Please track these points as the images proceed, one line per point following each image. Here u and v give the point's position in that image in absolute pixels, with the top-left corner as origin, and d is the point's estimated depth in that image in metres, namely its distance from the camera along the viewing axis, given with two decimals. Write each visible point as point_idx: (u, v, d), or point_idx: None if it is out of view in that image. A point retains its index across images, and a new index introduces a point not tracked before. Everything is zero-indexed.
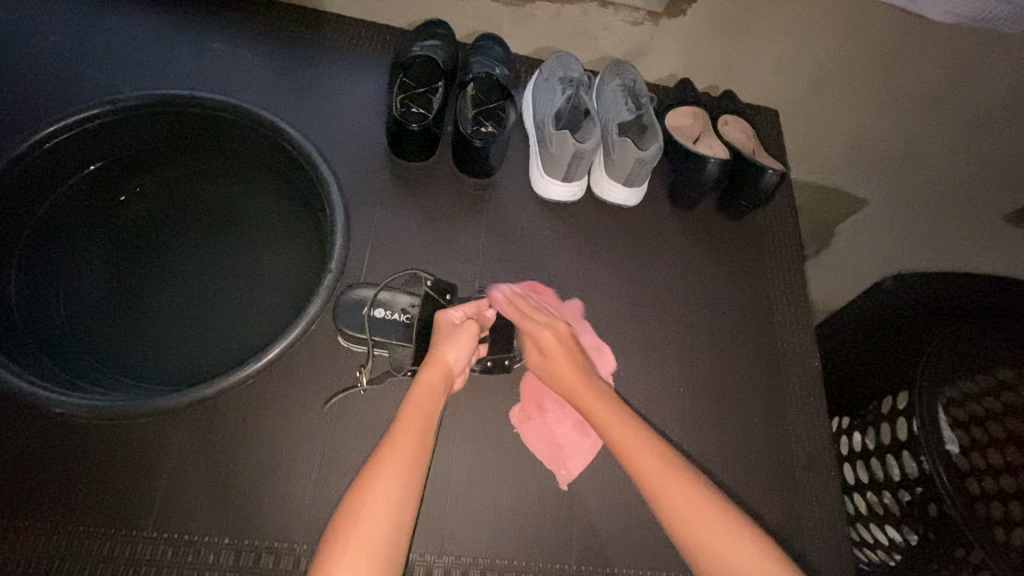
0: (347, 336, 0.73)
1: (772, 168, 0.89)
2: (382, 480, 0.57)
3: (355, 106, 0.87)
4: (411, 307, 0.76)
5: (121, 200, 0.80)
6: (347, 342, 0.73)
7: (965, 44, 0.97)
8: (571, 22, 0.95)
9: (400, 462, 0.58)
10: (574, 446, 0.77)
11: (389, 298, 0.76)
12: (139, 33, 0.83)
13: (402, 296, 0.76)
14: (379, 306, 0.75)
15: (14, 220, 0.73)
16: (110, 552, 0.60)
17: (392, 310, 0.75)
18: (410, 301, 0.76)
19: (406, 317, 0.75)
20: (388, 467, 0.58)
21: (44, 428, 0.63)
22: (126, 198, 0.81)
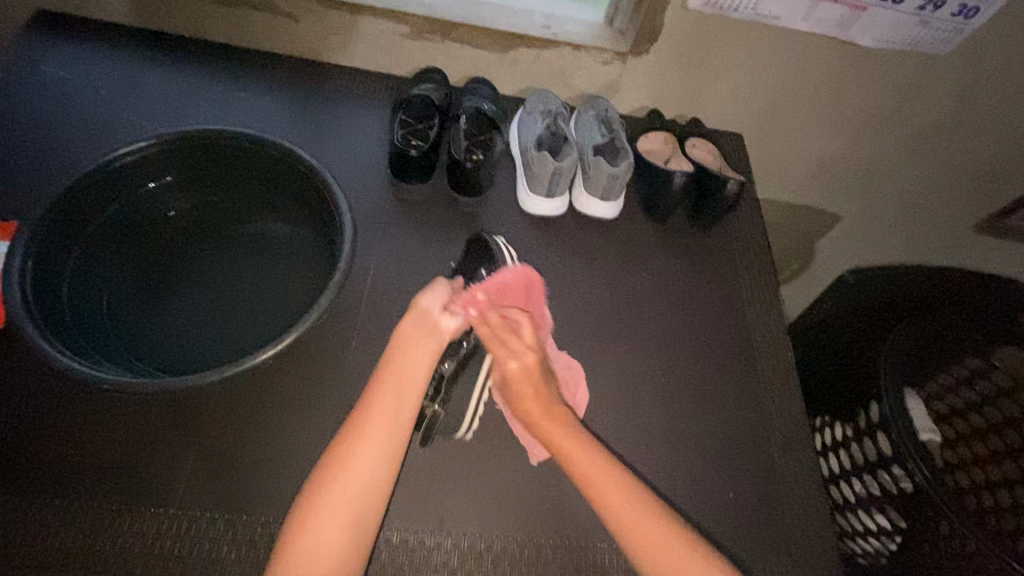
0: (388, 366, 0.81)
1: (732, 179, 0.99)
2: (365, 438, 0.67)
3: (362, 137, 1.00)
4: None
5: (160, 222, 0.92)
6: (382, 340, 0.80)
7: (900, 69, 1.09)
8: (548, 64, 1.09)
9: (383, 422, 0.69)
10: None
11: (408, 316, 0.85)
12: (177, 84, 0.97)
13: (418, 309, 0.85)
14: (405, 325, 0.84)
15: (68, 237, 0.83)
16: (139, 526, 0.66)
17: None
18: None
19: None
20: (371, 425, 0.68)
21: (84, 414, 0.71)
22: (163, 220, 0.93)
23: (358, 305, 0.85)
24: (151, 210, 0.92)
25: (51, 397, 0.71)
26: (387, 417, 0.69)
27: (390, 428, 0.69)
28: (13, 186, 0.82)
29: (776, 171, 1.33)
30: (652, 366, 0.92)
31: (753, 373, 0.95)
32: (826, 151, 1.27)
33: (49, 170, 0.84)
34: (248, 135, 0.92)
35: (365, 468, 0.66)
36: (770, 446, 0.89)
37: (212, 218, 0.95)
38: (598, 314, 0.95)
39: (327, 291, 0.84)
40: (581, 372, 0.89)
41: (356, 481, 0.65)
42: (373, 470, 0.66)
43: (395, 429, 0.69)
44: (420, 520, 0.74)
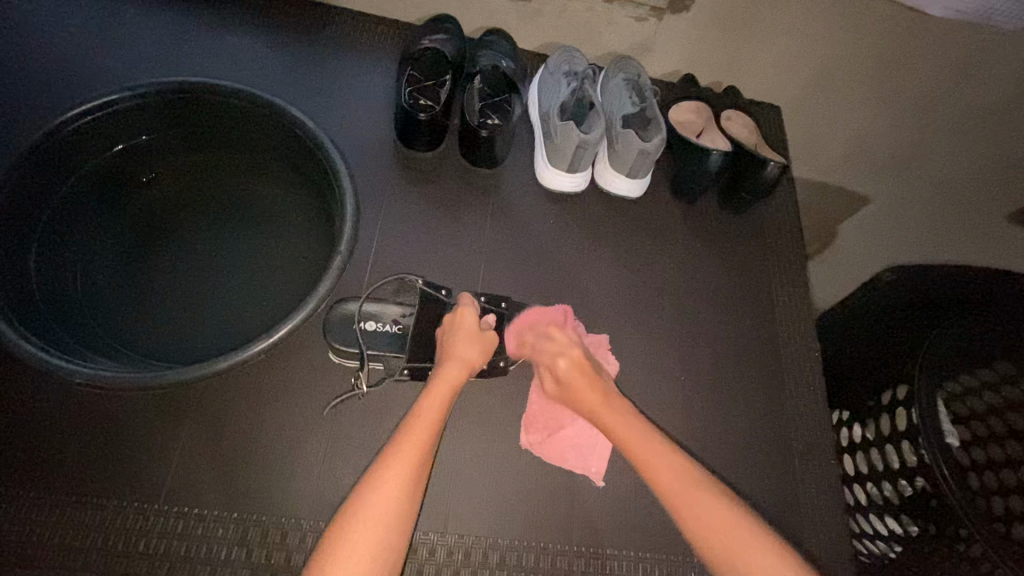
0: (339, 350, 0.73)
1: (773, 162, 0.92)
2: (387, 483, 0.59)
3: (366, 95, 0.90)
4: (402, 317, 0.77)
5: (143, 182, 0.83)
6: (338, 357, 0.73)
7: (964, 43, 0.98)
8: (576, 18, 0.97)
9: (404, 465, 0.60)
10: (590, 444, 0.78)
11: (380, 310, 0.77)
12: (155, 24, 0.85)
13: (391, 307, 0.77)
14: (370, 319, 0.76)
15: (37, 200, 0.75)
16: (124, 522, 0.62)
17: (383, 322, 0.76)
18: (399, 313, 0.78)
19: (398, 329, 0.77)
20: (393, 470, 0.60)
21: (61, 399, 0.65)
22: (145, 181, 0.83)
23: (359, 286, 0.78)
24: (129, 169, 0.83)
25: (26, 382, 0.65)
26: (409, 462, 0.61)
27: (415, 477, 0.60)
28: None
29: (810, 145, 1.22)
30: (671, 361, 0.86)
31: (777, 371, 0.89)
32: (869, 128, 1.16)
33: (13, 121, 0.75)
34: (241, 92, 0.82)
35: (385, 515, 0.57)
36: (790, 449, 0.85)
37: (192, 183, 0.85)
38: (617, 303, 0.89)
39: (329, 272, 0.77)
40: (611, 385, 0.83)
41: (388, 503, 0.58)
42: (393, 518, 0.58)
43: (420, 475, 0.61)
44: (424, 518, 0.71)
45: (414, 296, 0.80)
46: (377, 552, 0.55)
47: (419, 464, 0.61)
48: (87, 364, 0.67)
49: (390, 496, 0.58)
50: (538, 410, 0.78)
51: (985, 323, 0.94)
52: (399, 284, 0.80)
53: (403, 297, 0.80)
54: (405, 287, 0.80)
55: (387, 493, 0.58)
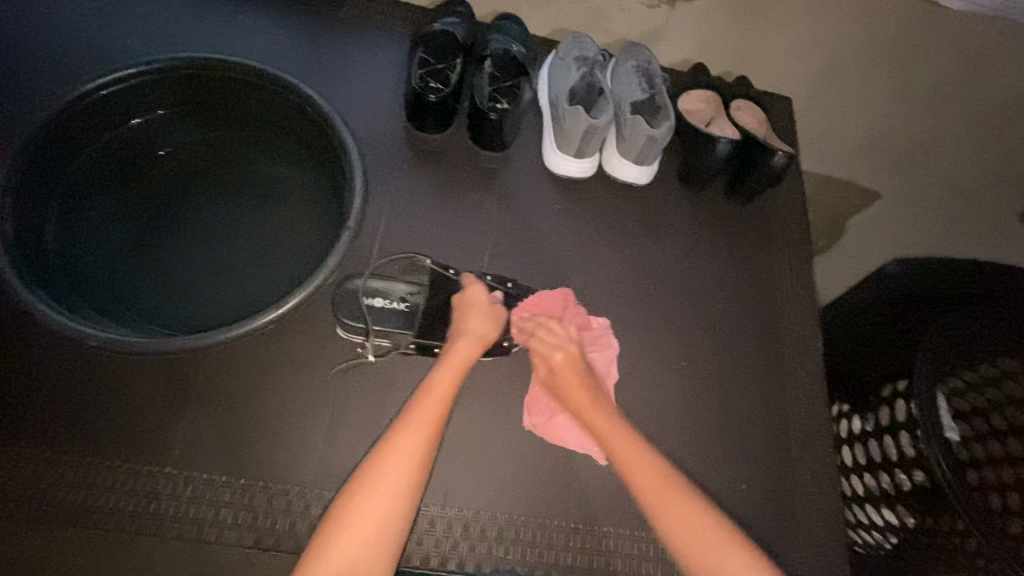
0: (345, 325, 0.74)
1: (780, 150, 0.91)
2: (399, 453, 0.61)
3: (376, 75, 0.91)
4: (409, 295, 0.78)
5: (157, 156, 0.85)
6: (345, 333, 0.74)
7: (978, 38, 0.97)
8: (588, 3, 0.98)
9: (417, 436, 0.62)
10: None
11: (387, 287, 0.78)
12: (171, 2, 0.87)
13: (399, 285, 0.78)
14: (378, 296, 0.77)
15: (53, 171, 0.77)
16: (135, 484, 0.64)
17: (390, 298, 0.77)
18: (407, 290, 0.78)
19: (404, 306, 0.77)
20: (407, 440, 0.62)
21: (76, 363, 0.67)
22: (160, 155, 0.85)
23: (365, 265, 0.79)
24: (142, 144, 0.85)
25: (40, 348, 0.67)
26: (420, 432, 0.63)
27: (427, 447, 0.62)
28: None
29: (820, 138, 1.21)
30: (671, 347, 0.87)
31: (777, 362, 0.90)
32: (879, 121, 1.15)
33: (32, 93, 0.77)
34: (261, 71, 0.83)
35: (397, 484, 0.60)
36: (788, 438, 0.86)
37: (204, 158, 0.86)
38: (620, 288, 0.89)
39: (336, 250, 0.78)
40: (613, 368, 0.84)
41: (399, 471, 0.60)
42: (405, 487, 0.60)
43: (432, 445, 0.63)
44: (425, 492, 0.72)
45: (423, 275, 0.81)
46: (390, 517, 0.58)
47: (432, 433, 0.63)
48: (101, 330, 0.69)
49: (404, 465, 0.61)
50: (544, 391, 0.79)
51: (990, 319, 0.93)
52: (408, 263, 0.81)
53: (412, 276, 0.80)
54: (416, 267, 0.81)
55: (401, 463, 0.60)
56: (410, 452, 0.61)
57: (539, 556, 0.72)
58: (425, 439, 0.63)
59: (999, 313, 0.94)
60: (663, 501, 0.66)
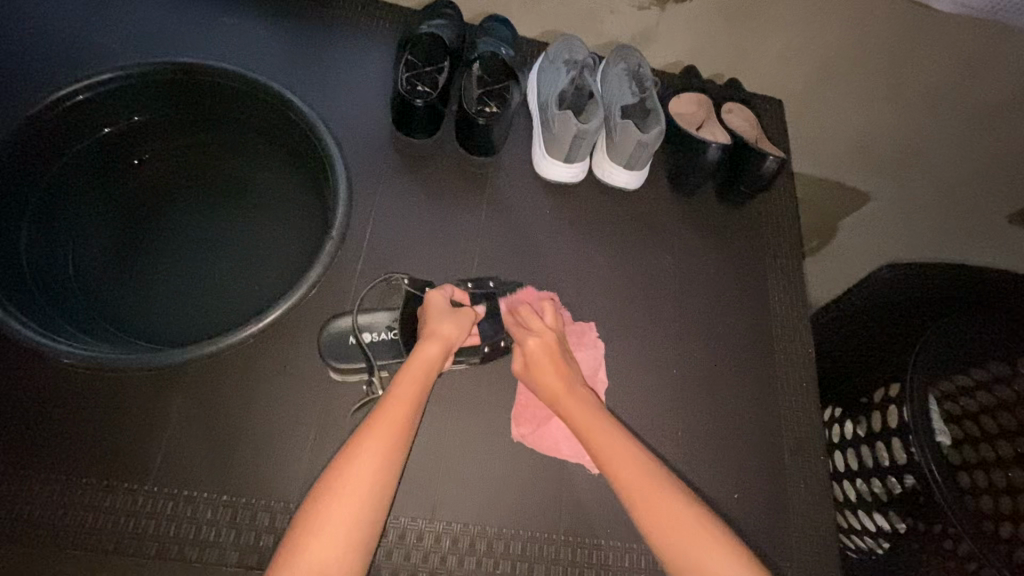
0: (340, 370, 0.71)
1: (773, 154, 0.90)
2: (371, 450, 0.59)
3: (362, 79, 0.89)
4: (395, 322, 0.76)
5: (136, 163, 0.83)
6: (341, 376, 0.72)
7: (970, 40, 0.97)
8: (577, 5, 0.97)
9: (386, 434, 0.61)
10: None
11: (371, 320, 0.75)
12: (150, 4, 0.84)
13: (381, 314, 0.76)
14: (365, 330, 0.74)
15: (27, 179, 0.74)
16: (113, 503, 0.62)
17: (377, 331, 0.75)
18: (391, 318, 0.76)
19: (394, 334, 0.75)
20: (376, 439, 0.60)
21: (52, 377, 0.65)
22: (139, 162, 0.83)
23: (351, 273, 0.78)
24: (119, 149, 0.82)
25: (13, 364, 0.65)
26: (385, 440, 0.60)
27: (395, 449, 0.60)
28: None
29: (812, 140, 1.20)
30: (663, 354, 0.86)
31: (770, 367, 0.89)
32: (870, 124, 1.14)
33: (4, 98, 0.74)
34: (245, 77, 0.81)
35: (367, 484, 0.58)
36: (779, 445, 0.85)
37: (185, 165, 0.85)
38: (611, 295, 0.88)
39: (321, 258, 0.77)
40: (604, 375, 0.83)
41: (366, 480, 0.58)
42: (377, 486, 0.58)
43: (402, 447, 0.61)
44: (411, 505, 0.71)
45: (401, 297, 0.78)
46: (354, 520, 0.56)
47: (395, 440, 0.61)
48: (78, 344, 0.67)
49: (373, 463, 0.59)
50: (530, 401, 0.78)
51: (982, 324, 0.92)
52: (385, 288, 0.78)
53: (392, 300, 0.78)
54: (393, 289, 0.78)
55: (370, 461, 0.59)
56: (378, 460, 0.59)
57: (528, 568, 0.71)
58: (394, 445, 0.60)
59: (996, 317, 0.94)
60: (646, 495, 0.63)
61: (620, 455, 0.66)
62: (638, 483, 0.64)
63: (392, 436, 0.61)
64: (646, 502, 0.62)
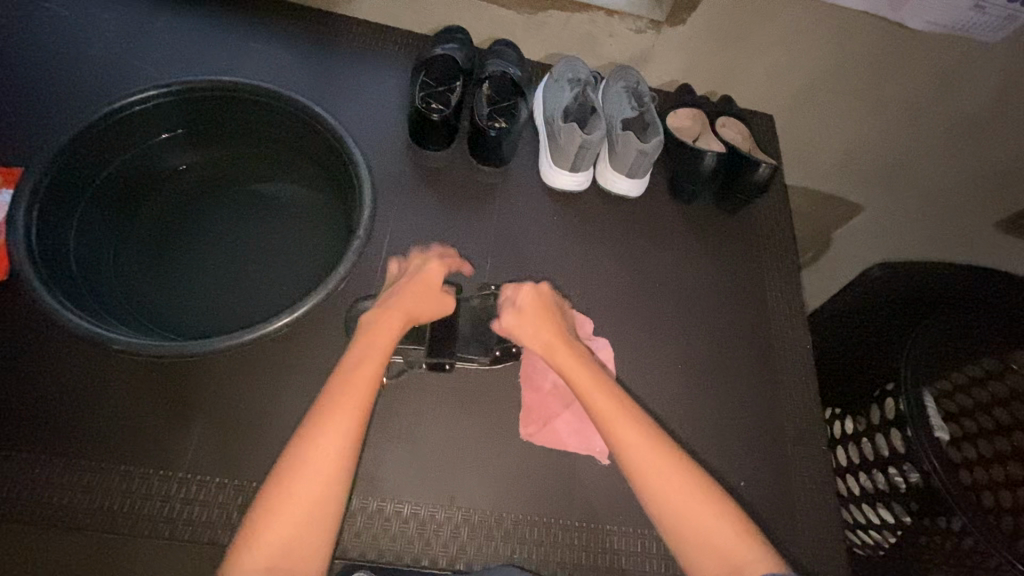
0: None
1: (763, 162, 0.96)
2: (333, 428, 0.61)
3: (383, 97, 0.96)
4: None
5: (180, 167, 0.89)
6: None
7: (946, 54, 1.04)
8: (578, 29, 1.05)
9: (351, 408, 0.62)
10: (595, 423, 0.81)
11: None
12: (187, 31, 0.93)
13: None
14: None
15: (76, 185, 0.81)
16: (148, 488, 0.65)
17: None
18: None
19: (412, 323, 0.80)
20: (340, 415, 0.61)
21: (96, 367, 0.70)
22: (183, 166, 0.89)
23: (372, 273, 0.83)
24: (163, 157, 0.88)
25: (63, 354, 0.70)
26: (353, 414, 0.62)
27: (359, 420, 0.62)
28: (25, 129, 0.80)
29: (803, 153, 1.26)
30: (666, 351, 0.90)
31: (770, 363, 0.93)
32: (858, 134, 1.20)
33: (61, 114, 0.82)
34: (280, 95, 0.88)
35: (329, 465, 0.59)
36: (782, 437, 0.88)
37: (223, 173, 0.90)
38: (616, 295, 0.93)
39: (345, 257, 0.82)
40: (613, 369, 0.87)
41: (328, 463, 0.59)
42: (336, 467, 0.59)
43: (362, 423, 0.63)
44: (430, 493, 0.74)
45: None
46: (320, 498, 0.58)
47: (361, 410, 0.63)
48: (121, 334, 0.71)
49: (336, 438, 0.60)
50: (538, 404, 0.81)
51: (979, 321, 0.95)
52: None
53: None
54: None
55: (332, 438, 0.60)
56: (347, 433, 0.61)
57: (543, 554, 0.73)
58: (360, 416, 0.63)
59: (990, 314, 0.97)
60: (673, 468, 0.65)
61: (615, 417, 0.68)
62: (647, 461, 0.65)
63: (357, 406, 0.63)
64: (658, 483, 0.64)
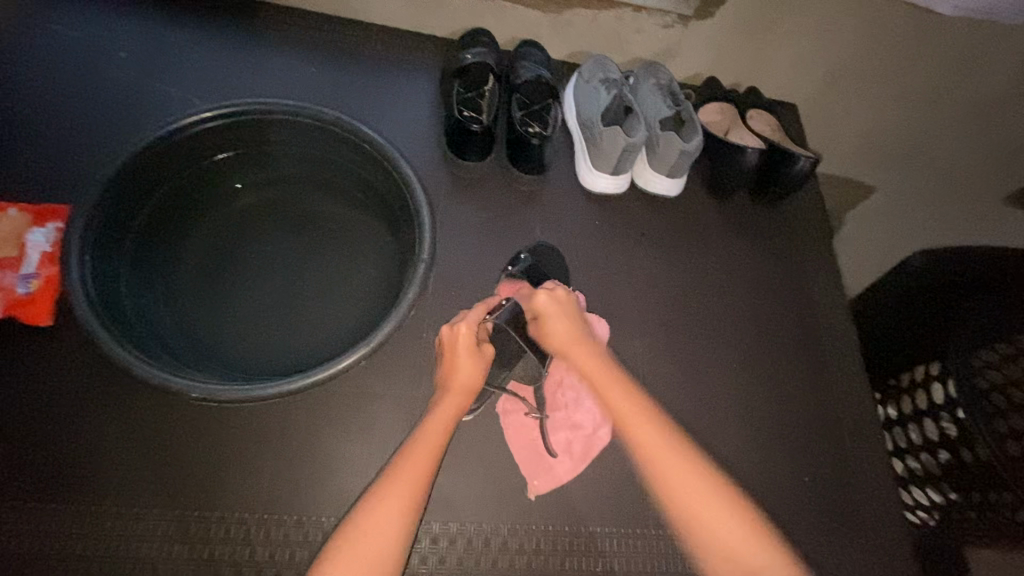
0: None
1: (804, 156, 0.96)
2: (389, 499, 0.58)
3: (418, 107, 0.93)
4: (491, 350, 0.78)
5: (236, 189, 0.89)
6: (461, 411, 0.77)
7: (968, 37, 1.03)
8: (605, 26, 1.02)
9: (406, 490, 0.59)
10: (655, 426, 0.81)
11: None
12: (204, 47, 0.88)
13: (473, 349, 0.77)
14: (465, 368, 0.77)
15: (122, 220, 0.79)
16: (228, 532, 0.64)
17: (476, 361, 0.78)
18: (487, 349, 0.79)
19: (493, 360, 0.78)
20: (391, 501, 0.58)
21: (161, 410, 0.68)
22: (237, 188, 0.89)
23: (427, 291, 0.81)
24: (213, 181, 0.88)
25: (133, 397, 0.68)
26: (405, 498, 0.58)
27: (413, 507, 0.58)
28: (55, 167, 0.77)
29: (824, 139, 1.26)
30: (719, 350, 0.91)
31: (817, 354, 0.94)
32: (878, 119, 1.21)
33: (94, 147, 0.79)
34: (326, 117, 0.85)
35: (384, 535, 0.56)
36: (839, 429, 0.89)
37: (271, 194, 0.90)
38: (664, 297, 0.93)
39: (412, 284, 0.80)
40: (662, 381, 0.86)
41: (378, 546, 0.55)
42: (391, 540, 0.56)
43: (422, 493, 0.60)
44: (509, 513, 0.73)
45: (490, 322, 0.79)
46: None
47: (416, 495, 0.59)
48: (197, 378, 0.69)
49: (392, 519, 0.57)
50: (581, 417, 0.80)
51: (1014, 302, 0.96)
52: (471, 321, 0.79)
53: None
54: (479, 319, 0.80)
55: (386, 523, 0.56)
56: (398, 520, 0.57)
57: (627, 564, 0.73)
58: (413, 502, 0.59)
59: None
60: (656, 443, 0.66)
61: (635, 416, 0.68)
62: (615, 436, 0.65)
63: (411, 491, 0.59)
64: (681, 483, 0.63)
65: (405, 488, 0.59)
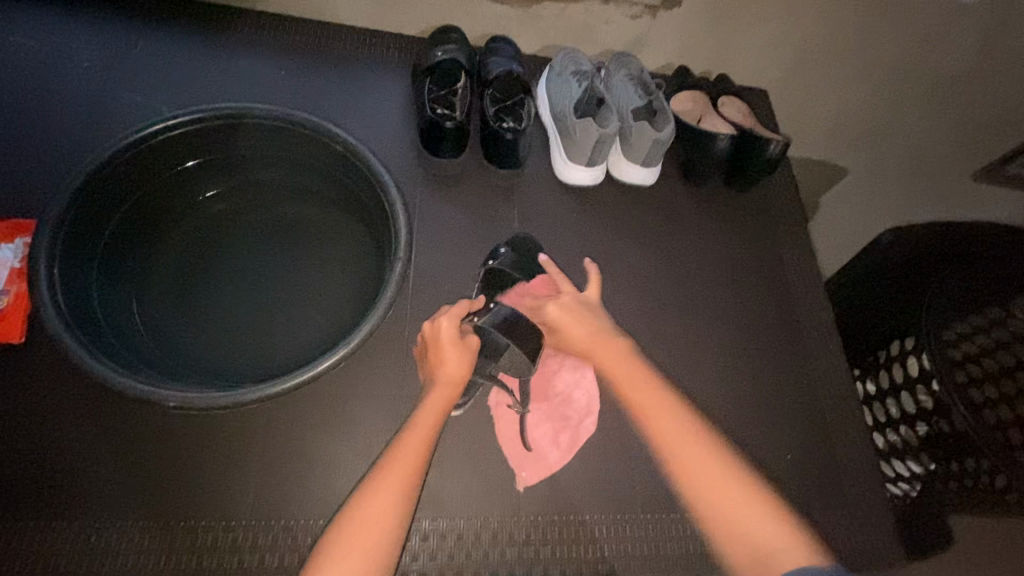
0: None
1: (773, 140, 0.97)
2: (383, 489, 0.58)
3: (389, 106, 0.93)
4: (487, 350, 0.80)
5: (204, 198, 0.90)
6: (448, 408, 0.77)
7: (927, 20, 1.06)
8: (574, 19, 1.03)
9: (397, 482, 0.59)
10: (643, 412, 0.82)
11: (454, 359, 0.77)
12: (170, 53, 0.87)
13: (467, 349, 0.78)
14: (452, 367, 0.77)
15: (91, 233, 0.78)
16: (214, 541, 0.63)
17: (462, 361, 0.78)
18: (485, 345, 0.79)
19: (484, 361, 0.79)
20: (383, 493, 0.58)
21: (139, 422, 0.67)
22: (205, 196, 0.90)
23: (406, 290, 0.81)
24: (183, 190, 0.88)
25: (105, 411, 0.67)
26: (396, 488, 0.59)
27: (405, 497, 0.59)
28: (18, 179, 0.75)
29: (794, 124, 1.28)
30: (700, 336, 0.92)
31: (795, 334, 0.96)
32: (847, 102, 1.23)
33: (57, 157, 0.78)
34: (297, 119, 0.85)
35: (380, 526, 0.57)
36: (819, 407, 0.91)
37: (243, 203, 0.90)
38: (643, 285, 0.94)
39: (390, 282, 0.80)
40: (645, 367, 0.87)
41: (373, 535, 0.56)
42: (392, 527, 0.57)
43: (416, 482, 0.60)
44: (498, 504, 0.73)
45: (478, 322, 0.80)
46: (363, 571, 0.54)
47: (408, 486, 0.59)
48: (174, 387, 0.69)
49: (385, 508, 0.57)
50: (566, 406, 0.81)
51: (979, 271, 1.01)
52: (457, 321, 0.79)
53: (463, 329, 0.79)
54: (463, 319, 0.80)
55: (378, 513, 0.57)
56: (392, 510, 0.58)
57: (617, 549, 0.73)
58: (407, 493, 0.59)
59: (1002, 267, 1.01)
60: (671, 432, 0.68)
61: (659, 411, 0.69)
62: (678, 434, 0.67)
63: (401, 484, 0.59)
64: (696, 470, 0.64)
65: (398, 480, 0.59)
